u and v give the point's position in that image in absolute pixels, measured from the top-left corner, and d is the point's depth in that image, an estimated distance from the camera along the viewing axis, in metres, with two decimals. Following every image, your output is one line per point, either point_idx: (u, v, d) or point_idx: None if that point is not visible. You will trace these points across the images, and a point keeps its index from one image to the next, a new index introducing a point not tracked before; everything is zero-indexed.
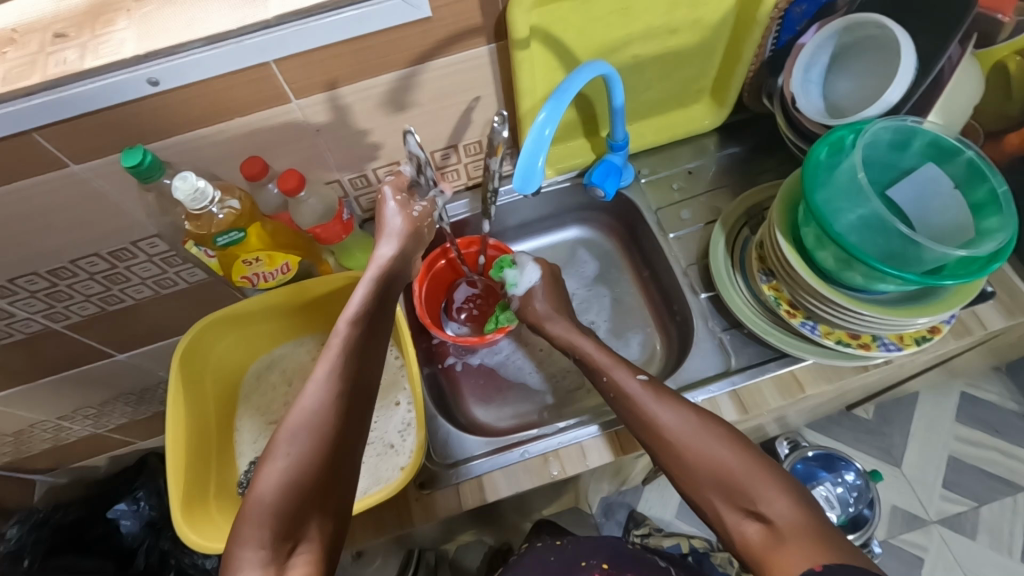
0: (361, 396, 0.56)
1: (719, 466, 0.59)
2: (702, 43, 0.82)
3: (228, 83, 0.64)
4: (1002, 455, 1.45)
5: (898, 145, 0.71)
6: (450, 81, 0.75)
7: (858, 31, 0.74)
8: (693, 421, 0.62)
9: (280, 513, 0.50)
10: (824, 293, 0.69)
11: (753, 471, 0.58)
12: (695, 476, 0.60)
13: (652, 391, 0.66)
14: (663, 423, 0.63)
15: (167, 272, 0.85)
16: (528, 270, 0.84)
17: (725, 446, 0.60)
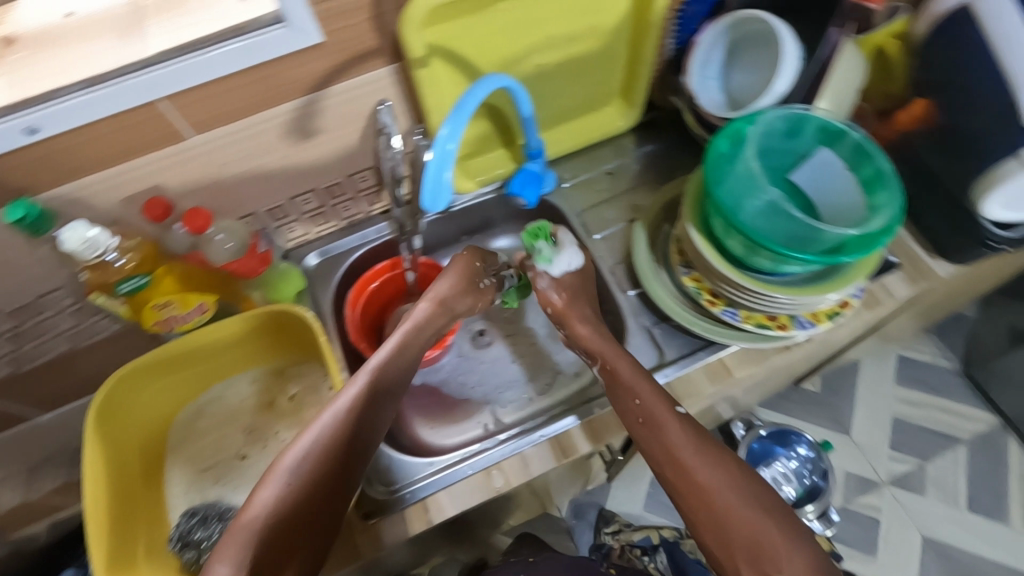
0: (350, 458, 0.65)
1: (750, 525, 0.63)
2: (604, 48, 0.84)
3: (117, 125, 0.62)
4: (939, 411, 1.53)
5: (793, 132, 0.74)
6: (356, 104, 0.74)
7: (744, 25, 0.77)
8: (725, 467, 0.66)
9: (263, 538, 0.58)
10: (738, 280, 0.71)
11: (777, 532, 0.63)
12: (728, 528, 0.63)
13: (689, 428, 0.68)
14: (698, 463, 0.66)
15: (81, 324, 0.81)
16: (567, 253, 0.81)
17: (759, 506, 0.64)
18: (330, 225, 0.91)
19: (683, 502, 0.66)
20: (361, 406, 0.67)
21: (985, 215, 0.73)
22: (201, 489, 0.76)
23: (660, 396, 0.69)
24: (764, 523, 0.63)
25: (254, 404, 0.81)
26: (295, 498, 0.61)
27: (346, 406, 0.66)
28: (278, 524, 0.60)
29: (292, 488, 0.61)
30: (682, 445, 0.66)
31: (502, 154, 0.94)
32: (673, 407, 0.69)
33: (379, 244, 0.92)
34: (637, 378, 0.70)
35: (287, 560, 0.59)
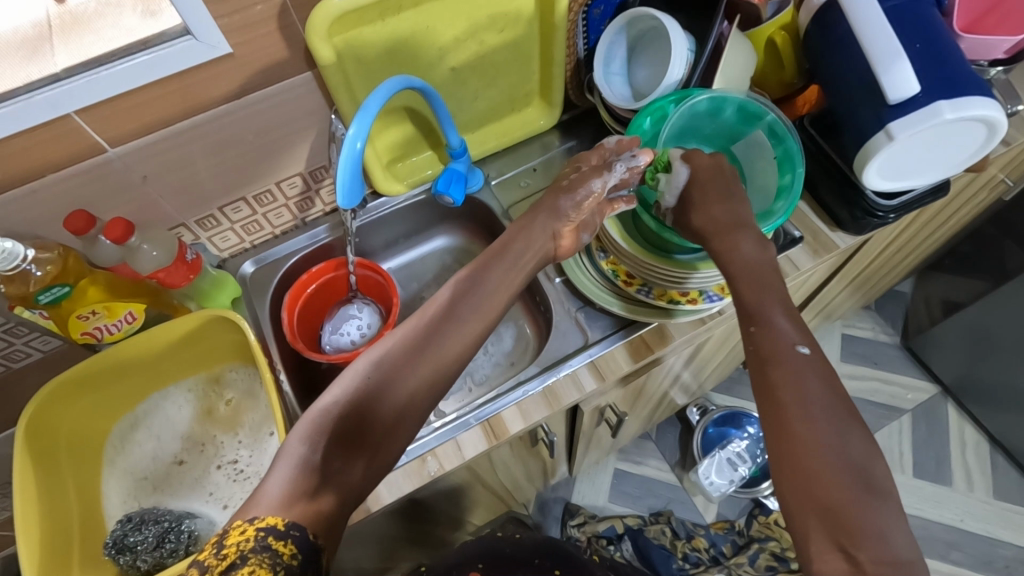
0: (437, 358, 0.60)
1: (844, 495, 0.51)
2: (517, 50, 0.89)
3: (31, 141, 0.63)
4: (882, 383, 1.60)
5: (715, 110, 0.80)
6: (275, 112, 0.77)
7: (638, 24, 0.84)
8: (834, 422, 0.55)
9: (332, 423, 0.53)
10: (646, 254, 0.77)
11: (878, 513, 0.50)
12: (816, 483, 0.52)
13: (816, 370, 0.58)
14: (803, 406, 0.56)
15: (15, 344, 0.79)
16: (679, 174, 0.74)
17: (862, 482, 0.52)
18: (264, 233, 0.93)
19: (773, 447, 0.56)
20: (442, 318, 0.62)
21: (866, 185, 0.80)
22: (138, 498, 0.77)
23: (796, 332, 0.62)
24: (865, 496, 0.51)
25: (191, 412, 0.82)
26: (367, 391, 0.56)
27: (433, 311, 0.63)
28: (349, 416, 0.54)
29: (368, 385, 0.56)
30: (787, 377, 0.58)
31: (428, 156, 0.98)
32: (795, 346, 0.60)
33: (314, 248, 0.95)
34: (771, 302, 0.64)
35: (350, 457, 0.53)
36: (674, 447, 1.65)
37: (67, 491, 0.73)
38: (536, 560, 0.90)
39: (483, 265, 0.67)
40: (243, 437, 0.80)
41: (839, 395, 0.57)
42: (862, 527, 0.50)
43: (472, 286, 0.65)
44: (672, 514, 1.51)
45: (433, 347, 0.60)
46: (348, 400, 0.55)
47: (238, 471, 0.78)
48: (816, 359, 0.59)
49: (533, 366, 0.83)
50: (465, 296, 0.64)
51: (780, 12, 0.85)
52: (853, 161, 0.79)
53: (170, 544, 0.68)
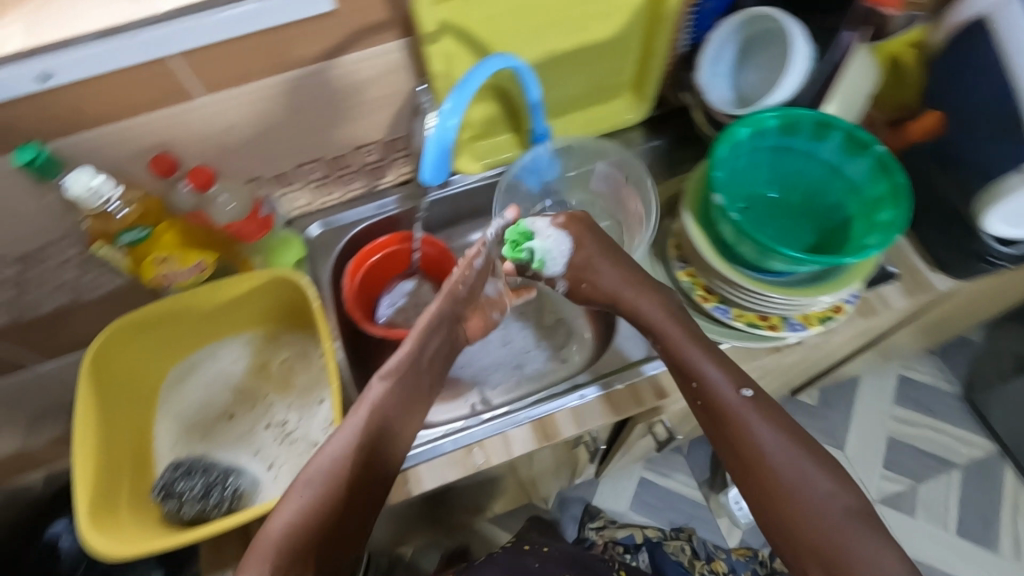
0: (374, 459, 0.62)
1: (821, 532, 0.60)
2: (619, 39, 0.83)
3: (126, 80, 0.63)
4: (934, 431, 1.51)
5: (819, 134, 0.72)
6: (365, 77, 0.75)
7: (755, 24, 0.78)
8: (797, 468, 0.62)
9: (284, 550, 0.55)
10: (706, 252, 0.72)
11: (866, 544, 0.58)
12: (798, 528, 0.60)
13: (762, 415, 0.64)
14: (762, 460, 0.63)
15: (85, 274, 0.85)
16: (554, 247, 0.73)
17: (835, 503, 0.61)
18: (334, 197, 0.92)
19: (754, 498, 0.64)
20: (383, 415, 0.63)
21: (985, 230, 0.73)
22: (187, 444, 0.78)
23: (728, 373, 0.66)
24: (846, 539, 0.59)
25: (246, 366, 0.82)
26: (318, 512, 0.58)
27: (375, 399, 0.63)
28: (299, 540, 0.56)
29: (319, 502, 0.58)
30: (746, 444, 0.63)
31: (508, 138, 0.94)
32: (739, 389, 0.65)
33: (382, 218, 0.94)
34: (701, 356, 0.67)
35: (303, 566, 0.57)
36: (704, 465, 1.60)
37: (122, 427, 0.74)
38: None
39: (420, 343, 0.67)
40: (293, 400, 0.79)
41: (787, 431, 0.64)
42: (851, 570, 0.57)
43: (406, 379, 0.65)
44: (694, 533, 1.50)
45: (378, 449, 0.62)
46: (300, 526, 0.57)
47: (286, 433, 0.77)
48: (757, 400, 0.65)
49: (591, 371, 0.80)
50: (402, 390, 0.65)
51: (908, 29, 0.79)
52: (975, 201, 0.72)
53: (214, 497, 0.69)
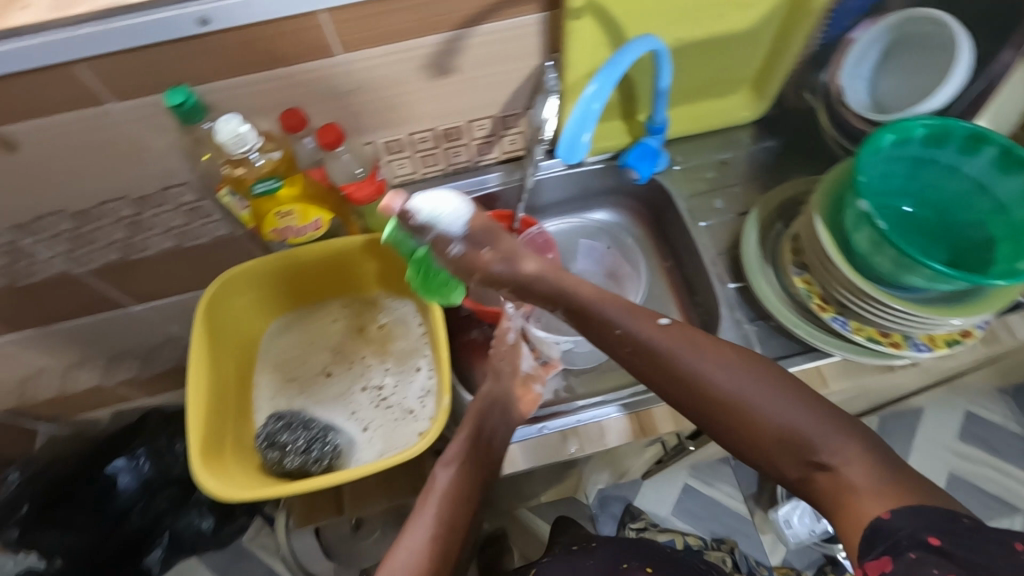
0: (455, 540, 0.61)
1: (784, 425, 0.52)
2: (753, 32, 0.80)
3: (274, 31, 0.63)
4: (998, 473, 1.44)
5: (969, 149, 0.69)
6: (495, 50, 0.74)
7: (909, 27, 0.76)
8: (743, 378, 0.53)
9: None
10: (834, 259, 0.70)
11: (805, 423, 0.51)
12: (757, 435, 0.53)
13: (684, 337, 0.56)
14: (707, 384, 0.54)
15: (192, 223, 0.86)
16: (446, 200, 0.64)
17: (795, 397, 0.53)
18: (436, 168, 0.92)
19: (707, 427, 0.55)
20: (456, 501, 0.63)
21: None
22: (285, 397, 0.79)
23: (641, 315, 0.58)
24: (806, 416, 0.52)
25: (344, 327, 0.83)
26: None
27: (445, 484, 0.64)
28: None
29: None
30: (697, 361, 0.54)
31: (616, 125, 0.90)
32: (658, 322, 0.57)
33: (481, 194, 0.93)
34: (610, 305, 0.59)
35: None
36: (751, 480, 1.56)
37: (228, 373, 0.76)
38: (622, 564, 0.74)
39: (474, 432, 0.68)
40: (391, 364, 0.80)
41: (713, 346, 0.55)
42: (828, 445, 0.51)
43: (470, 466, 0.66)
44: (735, 547, 1.42)
45: (454, 528, 0.62)
46: None
47: (382, 398, 0.78)
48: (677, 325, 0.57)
49: None
50: (469, 474, 0.65)
51: None
52: None
53: (315, 452, 0.70)
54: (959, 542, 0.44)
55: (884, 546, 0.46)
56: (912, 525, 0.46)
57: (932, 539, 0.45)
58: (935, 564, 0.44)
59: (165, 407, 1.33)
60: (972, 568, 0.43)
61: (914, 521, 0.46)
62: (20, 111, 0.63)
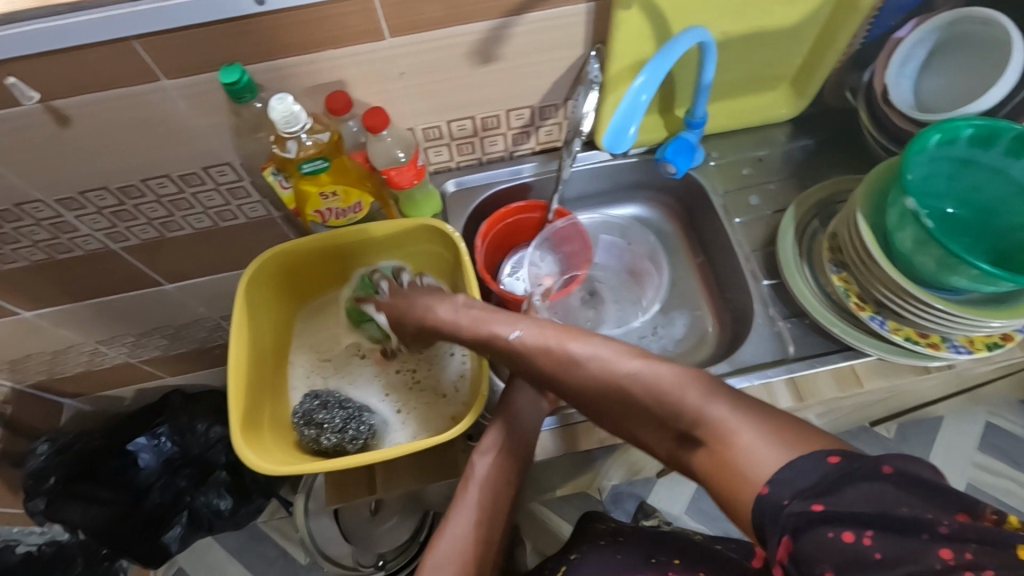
0: (493, 530, 0.64)
1: (641, 397, 0.50)
2: (796, 29, 0.80)
3: (326, 13, 0.64)
4: (1019, 486, 1.40)
5: (1014, 151, 0.68)
6: (540, 39, 0.74)
7: (962, 25, 0.75)
8: (589, 362, 0.54)
9: None
10: (875, 258, 0.69)
11: (651, 388, 0.50)
12: (624, 418, 0.53)
13: (534, 335, 0.58)
14: (567, 377, 0.55)
15: (230, 204, 0.87)
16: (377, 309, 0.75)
17: (644, 364, 0.52)
18: (472, 157, 0.92)
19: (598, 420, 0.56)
20: (494, 491, 0.65)
21: None
22: (320, 378, 0.81)
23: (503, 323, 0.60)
24: (655, 386, 0.50)
25: None
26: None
27: (484, 472, 0.66)
28: None
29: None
30: (546, 367, 0.56)
31: (654, 118, 0.90)
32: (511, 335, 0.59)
33: (516, 183, 0.94)
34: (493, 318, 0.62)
35: None
36: None
37: (266, 352, 0.77)
38: (653, 558, 0.73)
39: (510, 421, 0.69)
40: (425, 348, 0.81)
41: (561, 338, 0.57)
42: (682, 408, 0.48)
43: (507, 457, 0.67)
44: None
45: (493, 519, 0.64)
46: None
47: (416, 381, 0.79)
48: (527, 331, 0.58)
49: (722, 365, 0.78)
50: (506, 463, 0.67)
51: None
52: None
53: (352, 431, 0.71)
54: (834, 495, 0.40)
55: (779, 528, 0.41)
56: (793, 494, 0.41)
57: (812, 505, 0.40)
58: (829, 528, 0.39)
59: (187, 387, 1.34)
60: (863, 518, 0.39)
61: (792, 487, 0.41)
62: (76, 84, 0.64)
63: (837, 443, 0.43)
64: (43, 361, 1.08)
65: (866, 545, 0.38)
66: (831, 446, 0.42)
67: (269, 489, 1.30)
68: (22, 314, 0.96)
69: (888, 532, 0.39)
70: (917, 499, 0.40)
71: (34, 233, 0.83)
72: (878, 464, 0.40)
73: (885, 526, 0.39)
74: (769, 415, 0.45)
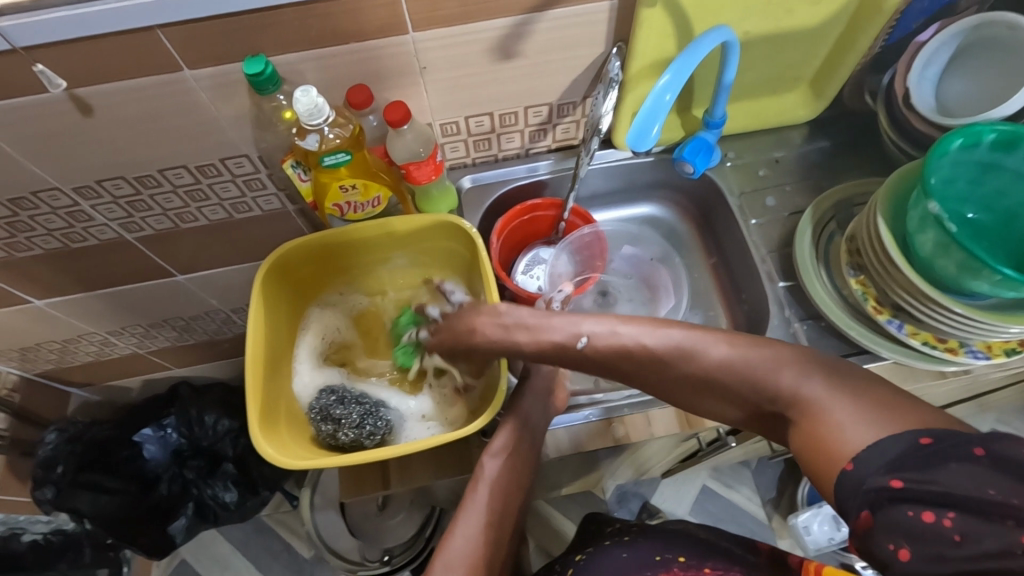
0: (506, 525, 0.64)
1: (732, 378, 0.54)
2: (818, 30, 0.79)
3: (350, 6, 0.63)
4: None
5: None
6: (561, 36, 0.74)
7: (987, 31, 0.75)
8: (673, 347, 0.56)
9: None
10: (895, 261, 0.69)
11: (748, 368, 0.53)
12: (707, 396, 0.57)
13: (604, 330, 0.58)
14: (648, 363, 0.57)
15: (246, 196, 0.87)
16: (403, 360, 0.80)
17: (731, 347, 0.55)
18: (488, 153, 0.92)
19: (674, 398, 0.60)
20: (509, 487, 0.65)
21: None
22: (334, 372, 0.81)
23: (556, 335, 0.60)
24: (747, 367, 0.53)
25: None
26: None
27: (499, 467, 0.66)
28: None
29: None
30: (618, 359, 0.58)
31: (673, 118, 0.90)
32: (574, 339, 0.59)
33: (532, 180, 0.94)
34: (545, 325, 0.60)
35: None
36: (770, 484, 1.53)
37: (281, 345, 0.77)
38: (656, 556, 0.72)
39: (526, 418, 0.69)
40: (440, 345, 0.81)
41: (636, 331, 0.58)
42: (776, 389, 0.52)
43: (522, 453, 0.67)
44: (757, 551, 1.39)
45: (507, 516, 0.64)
46: None
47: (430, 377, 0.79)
48: (594, 330, 0.58)
49: None
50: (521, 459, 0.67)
51: None
52: None
53: (369, 427, 0.73)
54: (919, 472, 0.41)
55: (859, 502, 0.43)
56: (873, 470, 0.43)
57: (892, 482, 0.41)
58: (909, 506, 0.40)
59: (194, 378, 1.34)
60: (946, 499, 0.40)
61: (879, 460, 0.43)
62: (100, 72, 0.64)
63: (935, 424, 0.43)
64: (54, 350, 1.08)
65: (947, 526, 0.39)
66: (922, 428, 0.43)
67: (274, 483, 1.30)
68: (34, 303, 0.96)
69: (974, 515, 0.39)
70: (1010, 483, 0.39)
71: (50, 222, 0.83)
72: (971, 445, 0.40)
73: (967, 506, 0.39)
74: (859, 387, 0.48)
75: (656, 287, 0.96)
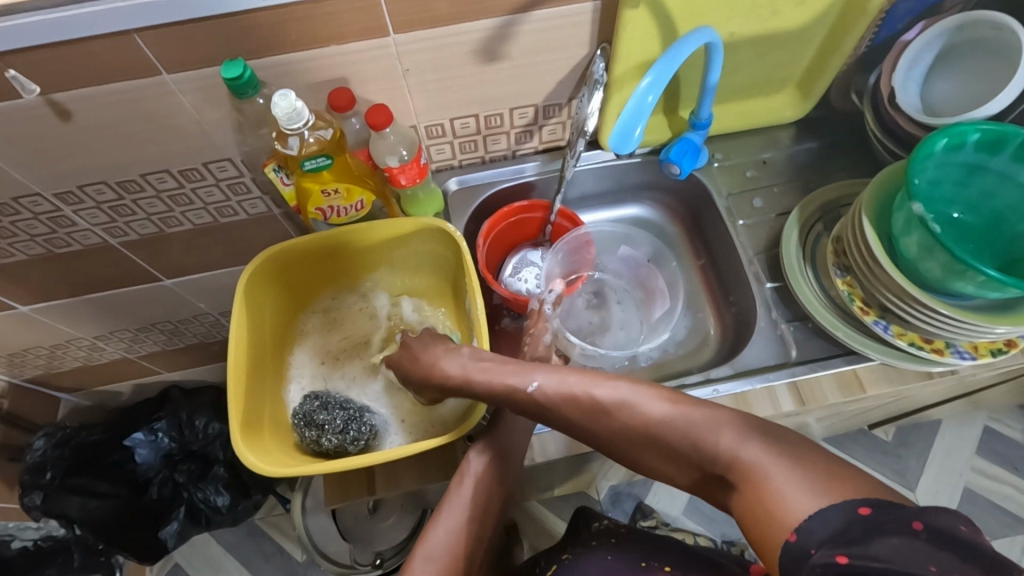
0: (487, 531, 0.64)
1: (672, 438, 0.56)
2: (804, 30, 0.79)
3: (330, 9, 0.63)
4: (1016, 490, 1.39)
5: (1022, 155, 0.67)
6: (545, 38, 0.73)
7: (973, 30, 0.74)
8: (615, 403, 0.58)
9: None
10: (880, 261, 0.69)
11: (684, 429, 0.55)
12: (651, 458, 0.58)
13: (556, 382, 0.61)
14: (595, 419, 0.59)
15: (230, 201, 0.87)
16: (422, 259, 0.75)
17: (672, 405, 0.57)
18: (475, 156, 0.91)
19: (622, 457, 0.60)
20: (491, 493, 0.65)
21: None
22: (321, 378, 0.81)
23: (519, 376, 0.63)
24: (685, 428, 0.55)
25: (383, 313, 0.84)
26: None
27: (482, 469, 0.66)
28: None
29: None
30: (566, 413, 0.61)
31: (659, 119, 0.90)
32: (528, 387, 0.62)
33: (519, 183, 0.94)
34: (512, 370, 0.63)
35: None
36: None
37: (266, 350, 0.77)
38: (642, 563, 0.71)
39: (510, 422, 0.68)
40: None
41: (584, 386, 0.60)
42: (713, 447, 0.53)
43: (506, 457, 0.67)
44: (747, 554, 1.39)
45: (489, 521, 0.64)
46: None
47: None
48: (545, 382, 0.61)
49: (723, 368, 0.78)
50: (503, 464, 0.66)
51: None
52: None
53: (352, 433, 0.72)
54: (860, 547, 0.42)
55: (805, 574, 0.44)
56: (818, 543, 0.44)
57: (838, 556, 0.42)
58: None
59: (184, 381, 1.33)
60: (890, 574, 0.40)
61: (819, 534, 0.44)
62: (77, 76, 0.64)
63: (873, 492, 0.45)
64: (41, 356, 1.07)
65: None
66: (863, 497, 0.45)
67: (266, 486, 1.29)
68: (19, 309, 0.95)
69: None
70: (951, 559, 0.41)
71: (32, 227, 0.82)
72: (910, 518, 0.42)
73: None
74: (795, 450, 0.50)
75: (651, 290, 0.96)
